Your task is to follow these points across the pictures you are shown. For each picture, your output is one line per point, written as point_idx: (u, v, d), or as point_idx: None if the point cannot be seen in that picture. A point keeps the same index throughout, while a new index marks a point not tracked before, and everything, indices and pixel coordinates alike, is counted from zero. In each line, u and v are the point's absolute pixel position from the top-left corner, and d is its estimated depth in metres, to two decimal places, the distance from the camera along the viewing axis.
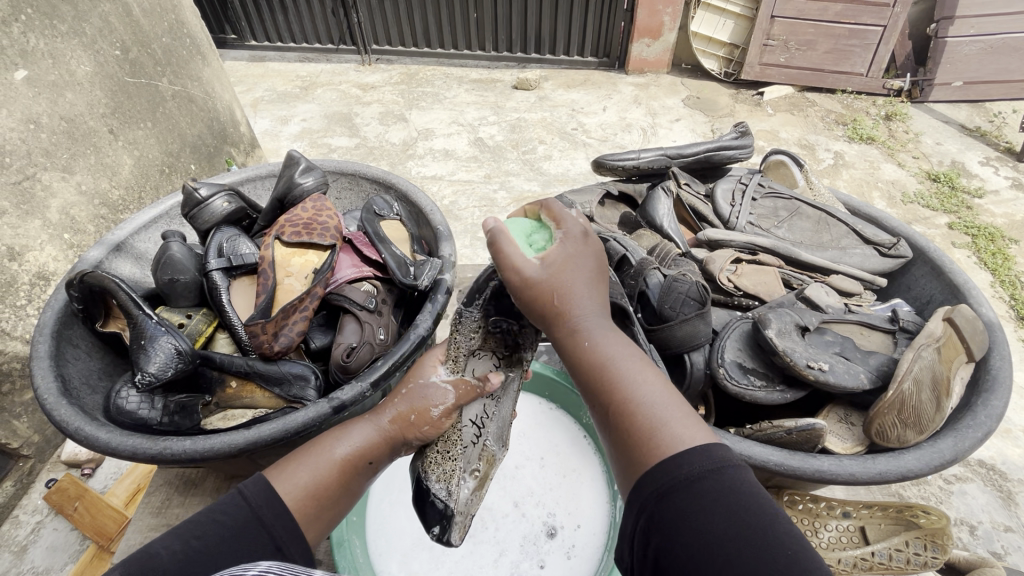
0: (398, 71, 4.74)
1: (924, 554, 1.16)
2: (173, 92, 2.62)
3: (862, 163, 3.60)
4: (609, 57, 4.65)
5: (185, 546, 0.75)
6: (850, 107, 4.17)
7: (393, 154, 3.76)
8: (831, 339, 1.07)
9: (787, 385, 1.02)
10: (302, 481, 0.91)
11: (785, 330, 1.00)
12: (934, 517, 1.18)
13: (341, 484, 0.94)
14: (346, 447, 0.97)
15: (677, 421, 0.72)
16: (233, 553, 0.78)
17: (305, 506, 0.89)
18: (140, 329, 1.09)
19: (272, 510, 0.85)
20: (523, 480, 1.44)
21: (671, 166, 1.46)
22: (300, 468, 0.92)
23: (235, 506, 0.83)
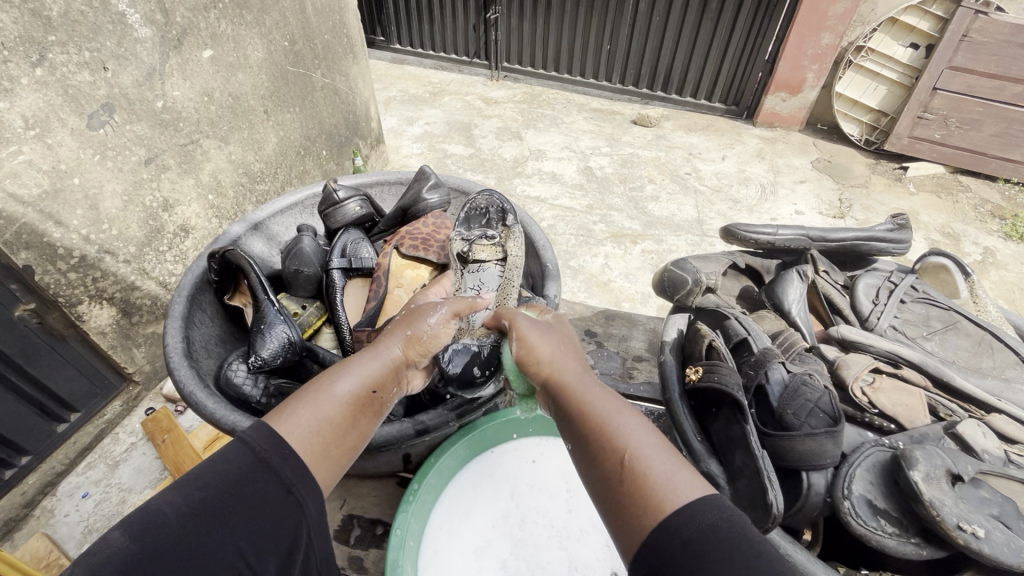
0: (522, 90, 4.88)
1: None
2: (323, 85, 2.87)
3: (1017, 266, 3.14)
4: (737, 106, 4.48)
5: (189, 500, 0.67)
6: (1011, 201, 3.69)
7: (502, 169, 3.86)
8: (987, 496, 0.98)
9: (923, 539, 0.99)
10: (307, 423, 0.80)
11: (933, 477, 0.95)
12: None
13: (351, 426, 0.84)
14: (351, 381, 0.87)
15: (668, 462, 0.70)
16: (239, 505, 0.69)
17: (314, 449, 0.79)
18: (262, 314, 1.20)
19: (276, 453, 0.75)
20: (582, 539, 1.30)
21: (809, 248, 1.51)
22: (301, 409, 0.81)
23: (239, 456, 0.73)
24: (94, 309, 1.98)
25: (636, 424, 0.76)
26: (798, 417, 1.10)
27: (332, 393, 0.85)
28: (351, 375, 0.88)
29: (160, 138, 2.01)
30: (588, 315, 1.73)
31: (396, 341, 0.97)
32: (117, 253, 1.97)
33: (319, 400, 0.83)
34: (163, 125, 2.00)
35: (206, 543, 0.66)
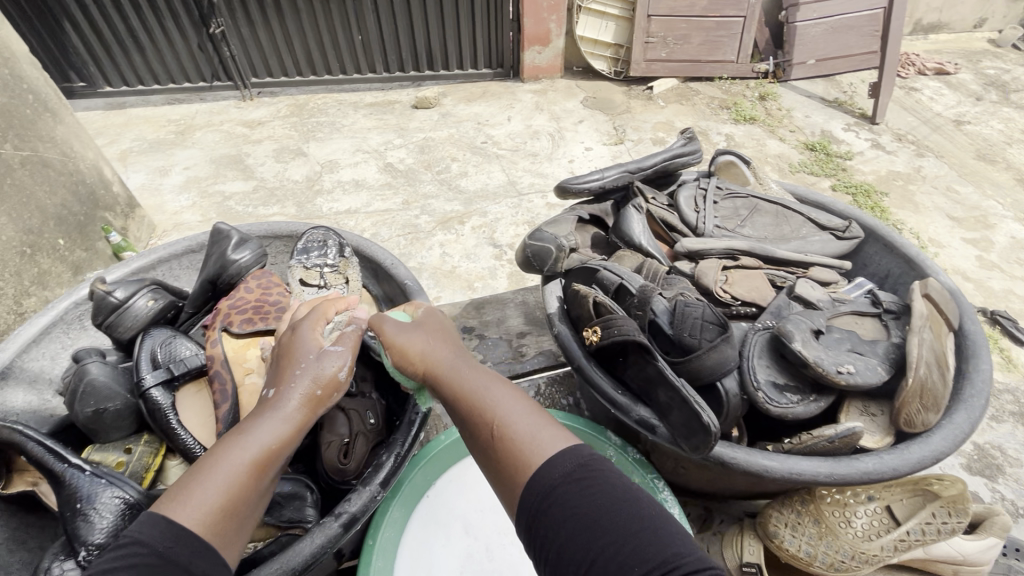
0: (286, 103, 4.44)
1: (952, 522, 1.17)
2: (22, 158, 2.22)
3: (750, 142, 3.92)
4: (502, 67, 4.68)
5: None
6: (730, 92, 4.52)
7: (298, 192, 3.50)
8: (841, 335, 1.18)
9: (817, 394, 1.15)
10: (213, 501, 0.80)
11: (807, 339, 1.12)
12: (948, 483, 1.20)
13: (255, 486, 0.85)
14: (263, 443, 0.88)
15: (548, 432, 0.84)
16: None
17: (214, 524, 0.78)
18: (72, 490, 1.04)
19: (171, 535, 0.75)
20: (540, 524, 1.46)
21: (633, 181, 1.58)
22: (193, 487, 0.80)
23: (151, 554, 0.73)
24: None
25: (517, 407, 0.88)
26: (691, 335, 1.12)
27: (229, 460, 0.84)
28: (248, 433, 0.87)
29: None
30: None
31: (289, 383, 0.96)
32: None
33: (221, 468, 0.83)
34: None
35: None
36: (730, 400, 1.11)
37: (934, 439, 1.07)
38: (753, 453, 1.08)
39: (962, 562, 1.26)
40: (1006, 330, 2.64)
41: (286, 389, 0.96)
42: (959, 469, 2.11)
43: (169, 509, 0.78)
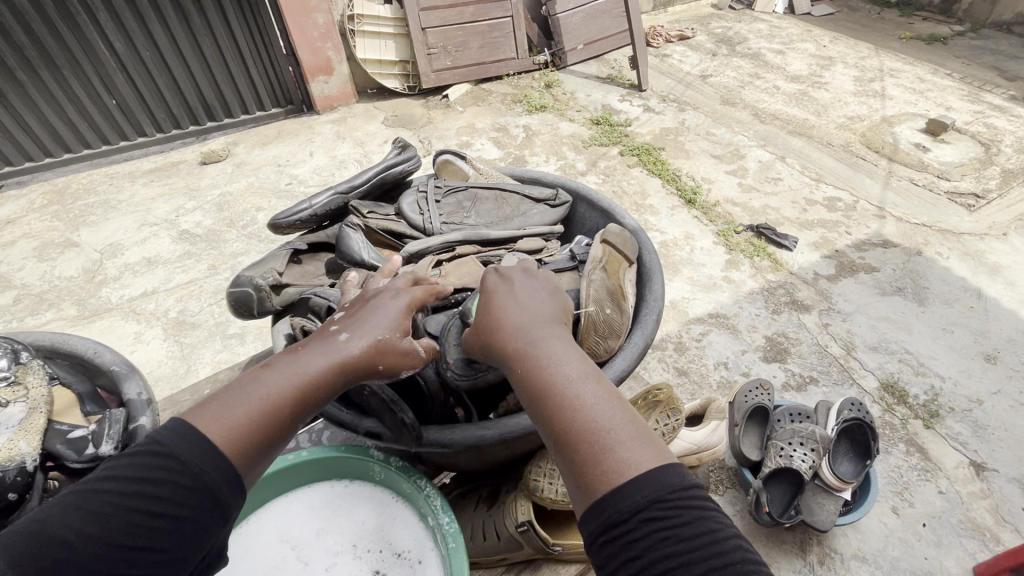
0: (40, 191, 3.79)
1: (670, 421, 1.45)
2: None
3: (545, 128, 4.24)
4: (293, 104, 4.50)
5: (82, 514, 0.70)
6: (519, 86, 4.84)
7: (76, 289, 3.02)
8: None
9: None
10: (231, 419, 0.82)
11: None
12: (665, 390, 1.51)
13: (284, 417, 0.87)
14: (298, 375, 0.89)
15: (618, 425, 0.81)
16: (142, 529, 0.72)
17: (227, 443, 0.81)
18: None
19: (191, 441, 0.78)
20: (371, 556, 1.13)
21: (348, 202, 1.46)
22: (227, 402, 0.84)
23: (157, 461, 0.76)
24: None
25: (592, 385, 0.86)
26: None
27: (263, 389, 0.86)
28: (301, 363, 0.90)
29: None
30: None
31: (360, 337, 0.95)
32: None
33: (255, 387, 0.86)
34: None
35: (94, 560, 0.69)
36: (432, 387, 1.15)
37: (615, 364, 1.16)
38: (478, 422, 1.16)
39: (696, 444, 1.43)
40: (769, 239, 3.17)
41: (343, 343, 0.95)
42: (759, 362, 2.49)
43: (197, 411, 0.83)
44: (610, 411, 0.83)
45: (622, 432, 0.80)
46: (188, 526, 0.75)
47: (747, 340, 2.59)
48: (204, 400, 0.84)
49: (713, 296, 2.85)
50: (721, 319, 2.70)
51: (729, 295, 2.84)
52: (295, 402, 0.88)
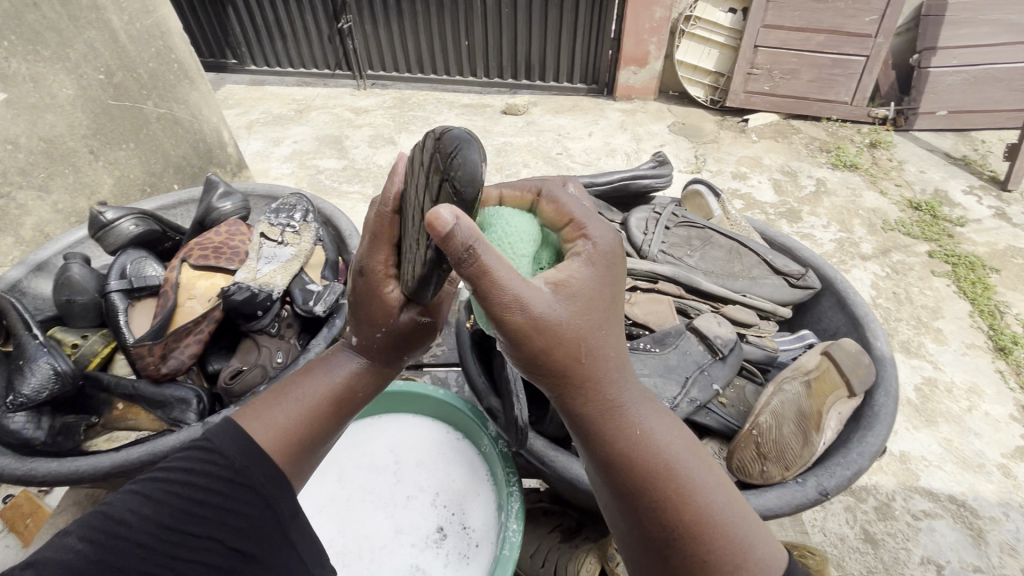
0: (392, 95, 4.84)
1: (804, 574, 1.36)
2: (160, 115, 2.68)
3: (843, 191, 3.60)
4: (597, 84, 4.72)
5: (149, 509, 0.80)
6: (835, 135, 4.18)
7: (378, 175, 3.83)
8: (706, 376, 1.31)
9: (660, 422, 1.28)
10: (279, 420, 0.96)
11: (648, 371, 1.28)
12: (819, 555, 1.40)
13: (328, 416, 1.02)
14: (322, 386, 1.03)
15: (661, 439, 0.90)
16: (217, 517, 0.82)
17: (279, 446, 0.94)
18: (25, 349, 1.29)
19: (242, 441, 0.90)
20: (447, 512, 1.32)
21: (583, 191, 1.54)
22: (269, 415, 0.96)
23: (208, 457, 0.87)
24: None
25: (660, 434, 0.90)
26: None
27: (289, 402, 0.98)
28: (330, 373, 1.05)
29: None
30: None
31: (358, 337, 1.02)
32: None
33: (283, 406, 0.98)
34: None
35: (177, 546, 0.79)
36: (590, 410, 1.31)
37: (770, 494, 1.14)
38: None
39: None
40: None
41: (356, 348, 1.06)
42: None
43: (248, 417, 0.97)
44: (675, 454, 0.90)
45: (692, 471, 0.88)
46: (238, 519, 0.84)
47: (991, 560, 1.88)
48: (251, 407, 0.98)
49: (969, 479, 2.12)
50: (961, 509, 2.01)
51: (996, 491, 2.08)
52: (336, 405, 1.03)
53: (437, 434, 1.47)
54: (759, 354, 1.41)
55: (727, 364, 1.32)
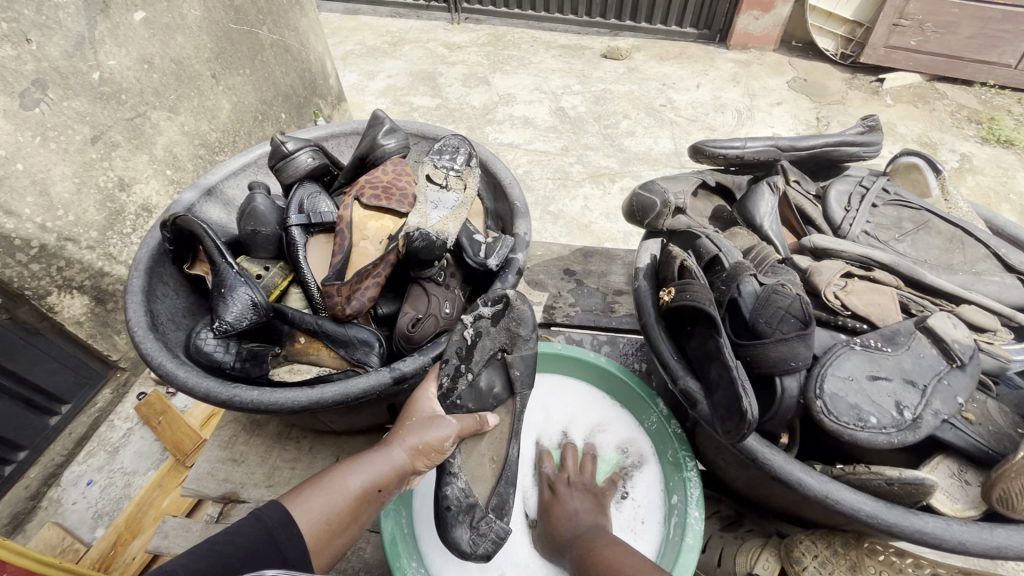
0: (486, 31, 3.70)
1: None
2: (272, 42, 2.00)
3: (992, 171, 2.53)
4: (709, 29, 3.45)
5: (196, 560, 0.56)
6: (987, 103, 2.95)
7: (470, 117, 2.98)
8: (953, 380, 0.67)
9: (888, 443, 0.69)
10: (318, 508, 0.65)
11: (865, 364, 0.65)
12: None
13: (353, 519, 0.67)
14: (364, 479, 0.69)
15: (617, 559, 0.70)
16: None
17: (320, 547, 0.64)
18: (218, 277, 0.80)
19: (289, 533, 0.62)
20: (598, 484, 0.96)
21: (781, 160, 0.96)
22: (315, 494, 0.66)
23: (263, 543, 0.61)
24: (66, 298, 1.48)
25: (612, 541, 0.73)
26: (769, 326, 0.66)
27: (336, 489, 0.67)
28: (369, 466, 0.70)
29: (102, 114, 1.43)
30: (564, 253, 1.37)
31: (407, 442, 0.72)
32: (79, 239, 1.46)
33: (327, 489, 0.67)
34: (105, 99, 1.42)
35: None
36: (785, 404, 0.65)
37: None
38: (789, 460, 0.64)
39: None
40: None
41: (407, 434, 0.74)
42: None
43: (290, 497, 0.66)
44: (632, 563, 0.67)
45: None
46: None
47: None
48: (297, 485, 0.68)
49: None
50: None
51: None
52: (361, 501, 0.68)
53: (569, 388, 1.04)
54: (987, 368, 0.75)
55: (970, 375, 0.68)
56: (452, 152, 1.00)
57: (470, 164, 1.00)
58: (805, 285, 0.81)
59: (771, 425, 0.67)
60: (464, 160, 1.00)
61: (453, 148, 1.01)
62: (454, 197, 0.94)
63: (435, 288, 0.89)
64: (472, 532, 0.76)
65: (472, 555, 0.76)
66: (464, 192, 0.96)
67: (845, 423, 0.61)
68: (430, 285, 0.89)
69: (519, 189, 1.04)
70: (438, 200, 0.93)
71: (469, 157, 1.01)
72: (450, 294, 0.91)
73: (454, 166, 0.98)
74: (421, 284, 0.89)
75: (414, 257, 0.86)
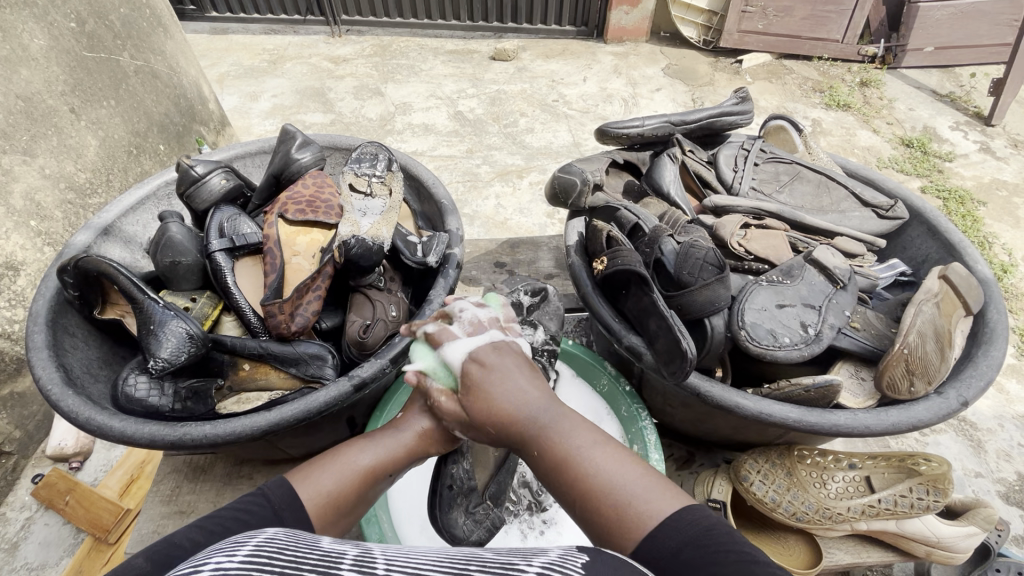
0: (370, 43, 3.64)
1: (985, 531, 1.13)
2: (136, 68, 1.81)
3: (837, 130, 2.89)
4: (587, 26, 3.64)
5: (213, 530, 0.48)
6: (825, 75, 3.34)
7: (368, 129, 2.93)
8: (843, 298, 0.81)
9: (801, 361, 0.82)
10: (328, 485, 0.59)
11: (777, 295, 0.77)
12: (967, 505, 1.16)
13: (359, 499, 0.62)
14: (378, 458, 0.65)
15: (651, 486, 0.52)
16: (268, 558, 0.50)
17: (326, 522, 0.58)
18: (142, 313, 0.75)
19: (291, 507, 0.55)
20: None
21: (676, 133, 1.07)
22: (324, 470, 0.61)
23: (259, 518, 0.52)
24: None
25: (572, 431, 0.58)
26: (692, 276, 0.74)
27: (347, 462, 0.62)
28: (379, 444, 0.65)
29: None
30: (492, 248, 1.41)
31: (420, 422, 0.69)
32: None
33: (336, 466, 0.62)
34: None
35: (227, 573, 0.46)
36: (716, 341, 0.73)
37: (916, 411, 0.71)
38: (726, 388, 0.74)
39: (936, 546, 0.84)
40: None
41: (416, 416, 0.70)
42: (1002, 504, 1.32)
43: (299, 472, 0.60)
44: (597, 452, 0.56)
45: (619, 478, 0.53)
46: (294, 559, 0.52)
47: None
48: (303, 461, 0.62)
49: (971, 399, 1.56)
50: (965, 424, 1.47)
51: None
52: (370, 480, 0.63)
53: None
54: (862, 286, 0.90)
55: (852, 293, 0.82)
56: (371, 159, 1.01)
57: (392, 169, 1.01)
58: (713, 239, 0.91)
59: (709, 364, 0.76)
60: (385, 166, 1.01)
61: (373, 155, 1.01)
62: (382, 203, 0.95)
63: (378, 292, 0.90)
64: (466, 518, 0.80)
65: (463, 540, 0.78)
66: (391, 195, 0.97)
67: (767, 346, 0.72)
68: (373, 291, 0.90)
69: (444, 187, 1.06)
70: (365, 207, 0.94)
71: (390, 163, 1.02)
72: (394, 297, 0.92)
73: (376, 173, 0.99)
74: (363, 291, 0.89)
75: (351, 265, 0.86)
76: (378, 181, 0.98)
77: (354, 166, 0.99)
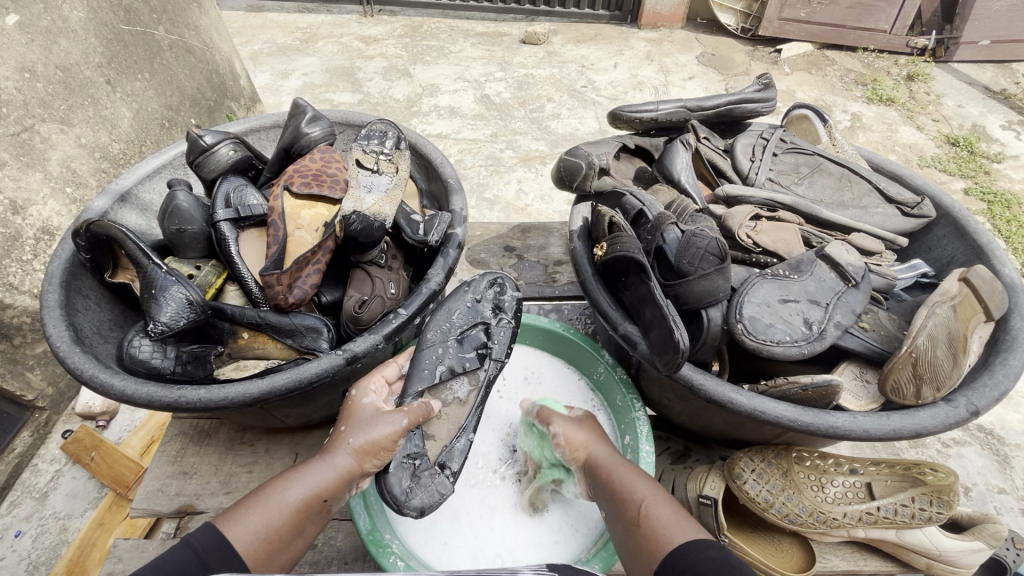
0: (401, 23, 3.62)
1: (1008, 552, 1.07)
2: (171, 42, 1.84)
3: (880, 125, 2.74)
4: (621, 10, 3.54)
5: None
6: (870, 66, 3.17)
7: (395, 110, 2.91)
8: (860, 303, 0.76)
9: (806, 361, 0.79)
10: (254, 528, 0.63)
11: (786, 294, 0.74)
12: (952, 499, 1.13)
13: (296, 530, 0.66)
14: (308, 488, 0.68)
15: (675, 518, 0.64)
16: None
17: (260, 559, 0.62)
18: (148, 277, 0.77)
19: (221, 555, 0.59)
20: None
21: (690, 119, 1.04)
22: (250, 510, 0.64)
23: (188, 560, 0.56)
24: None
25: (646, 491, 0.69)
26: (691, 266, 0.72)
27: (276, 499, 0.66)
28: (311, 480, 0.69)
29: None
30: (502, 231, 1.39)
31: (350, 444, 0.72)
32: None
33: (265, 502, 0.66)
34: None
35: None
36: (711, 332, 0.71)
37: (917, 419, 0.68)
38: (720, 382, 0.72)
39: (938, 559, 0.81)
40: None
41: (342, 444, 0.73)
42: None
43: (229, 518, 0.63)
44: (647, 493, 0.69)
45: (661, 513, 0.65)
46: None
47: None
48: (234, 505, 0.65)
49: (997, 413, 1.48)
50: (991, 438, 1.40)
51: None
52: (298, 518, 0.66)
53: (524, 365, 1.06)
54: (878, 285, 0.85)
55: (865, 292, 0.77)
56: (381, 135, 1.00)
57: (400, 146, 1.00)
58: (721, 229, 0.89)
59: (702, 356, 0.75)
60: (394, 142, 1.00)
61: (382, 130, 1.01)
62: (386, 180, 0.95)
63: (372, 269, 0.90)
64: (410, 480, 0.76)
65: (405, 505, 0.74)
66: (397, 173, 0.97)
67: (763, 341, 0.70)
68: (374, 264, 0.90)
69: (452, 167, 1.05)
70: (370, 182, 0.94)
71: (399, 141, 1.01)
72: (394, 275, 0.92)
73: (382, 151, 0.98)
74: (364, 268, 0.90)
75: (348, 241, 0.86)
76: (384, 157, 0.98)
77: (362, 143, 0.99)
